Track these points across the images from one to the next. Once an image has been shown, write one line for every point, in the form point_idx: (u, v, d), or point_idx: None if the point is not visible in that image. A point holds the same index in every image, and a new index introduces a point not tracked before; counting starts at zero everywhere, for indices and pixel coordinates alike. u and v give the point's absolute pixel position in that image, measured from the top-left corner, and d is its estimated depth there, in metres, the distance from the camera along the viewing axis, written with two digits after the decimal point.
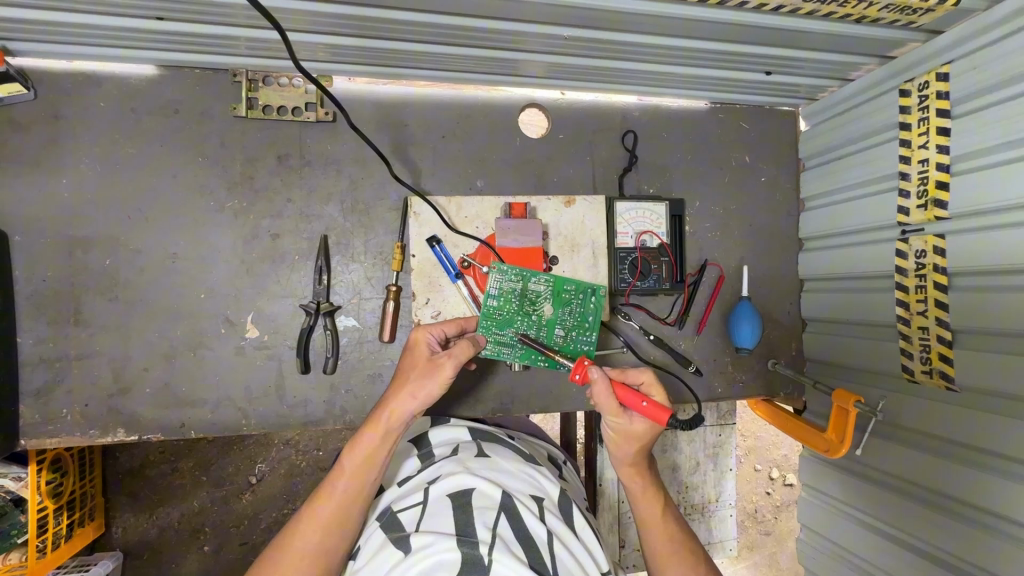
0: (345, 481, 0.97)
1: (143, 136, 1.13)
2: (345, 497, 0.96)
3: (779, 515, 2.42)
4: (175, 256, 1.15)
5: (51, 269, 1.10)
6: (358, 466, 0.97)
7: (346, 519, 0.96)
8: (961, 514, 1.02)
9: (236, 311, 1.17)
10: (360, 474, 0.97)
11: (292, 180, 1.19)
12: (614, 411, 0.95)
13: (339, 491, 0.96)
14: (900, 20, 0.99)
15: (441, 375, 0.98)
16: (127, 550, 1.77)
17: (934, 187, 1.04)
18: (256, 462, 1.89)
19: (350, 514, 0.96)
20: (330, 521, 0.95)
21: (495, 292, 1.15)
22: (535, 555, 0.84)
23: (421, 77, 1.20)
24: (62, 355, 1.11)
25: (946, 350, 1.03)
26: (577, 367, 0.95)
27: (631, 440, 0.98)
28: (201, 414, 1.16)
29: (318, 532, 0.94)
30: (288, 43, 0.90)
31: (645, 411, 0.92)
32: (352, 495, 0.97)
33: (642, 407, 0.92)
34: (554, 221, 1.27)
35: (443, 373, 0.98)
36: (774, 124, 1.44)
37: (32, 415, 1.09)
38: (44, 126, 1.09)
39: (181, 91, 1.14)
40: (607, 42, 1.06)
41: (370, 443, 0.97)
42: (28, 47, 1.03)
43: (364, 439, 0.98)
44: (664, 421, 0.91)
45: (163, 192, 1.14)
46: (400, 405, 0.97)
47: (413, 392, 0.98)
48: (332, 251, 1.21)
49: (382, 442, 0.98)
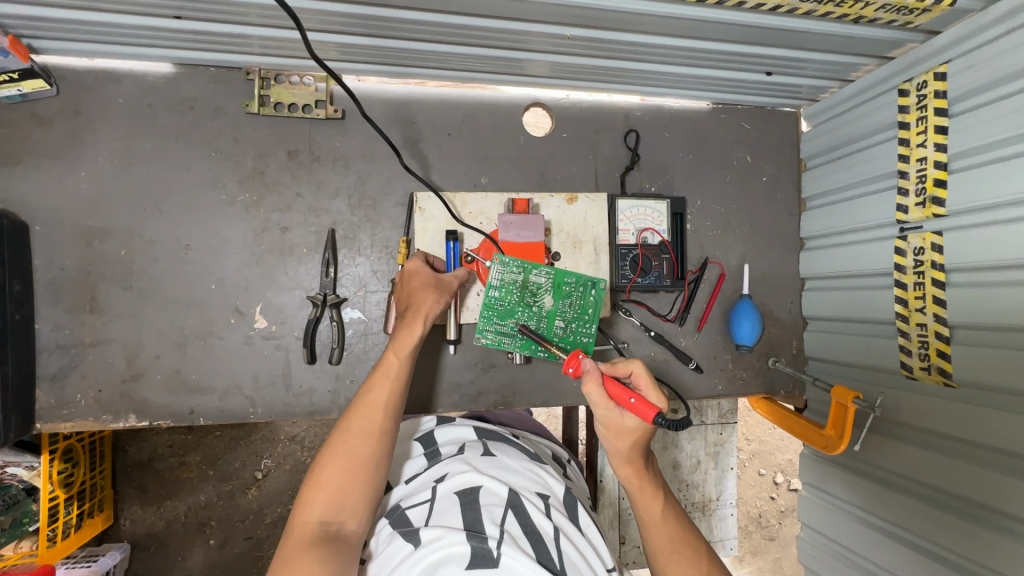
0: (390, 392, 1.04)
1: (159, 131, 1.17)
2: (392, 402, 1.03)
3: (783, 520, 2.40)
4: (188, 247, 1.18)
5: (70, 258, 1.14)
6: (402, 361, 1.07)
7: (395, 411, 1.03)
8: (959, 509, 1.02)
9: (246, 302, 1.21)
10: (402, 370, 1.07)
11: (302, 175, 1.22)
12: (604, 404, 0.97)
13: (386, 400, 1.02)
14: (898, 20, 1.01)
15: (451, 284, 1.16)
16: (134, 541, 1.80)
17: (932, 184, 1.05)
18: (262, 457, 1.91)
19: (397, 407, 1.04)
20: (383, 428, 1.00)
21: (496, 284, 1.20)
22: (543, 549, 0.87)
23: (427, 76, 1.24)
24: (78, 342, 1.15)
25: (944, 346, 1.04)
26: (570, 359, 0.99)
27: (622, 435, 0.99)
28: (209, 401, 1.19)
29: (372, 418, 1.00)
30: (301, 41, 0.94)
31: (633, 407, 0.92)
32: (397, 403, 1.04)
33: (630, 403, 0.92)
34: (557, 218, 1.30)
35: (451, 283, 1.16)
36: (776, 125, 1.46)
37: (48, 400, 1.13)
38: (65, 121, 1.14)
39: (197, 88, 1.18)
40: (608, 42, 1.09)
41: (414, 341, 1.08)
42: (52, 44, 1.07)
43: (403, 338, 1.08)
44: (649, 420, 0.89)
45: (178, 185, 1.18)
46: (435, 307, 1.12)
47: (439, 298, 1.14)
48: (339, 245, 1.24)
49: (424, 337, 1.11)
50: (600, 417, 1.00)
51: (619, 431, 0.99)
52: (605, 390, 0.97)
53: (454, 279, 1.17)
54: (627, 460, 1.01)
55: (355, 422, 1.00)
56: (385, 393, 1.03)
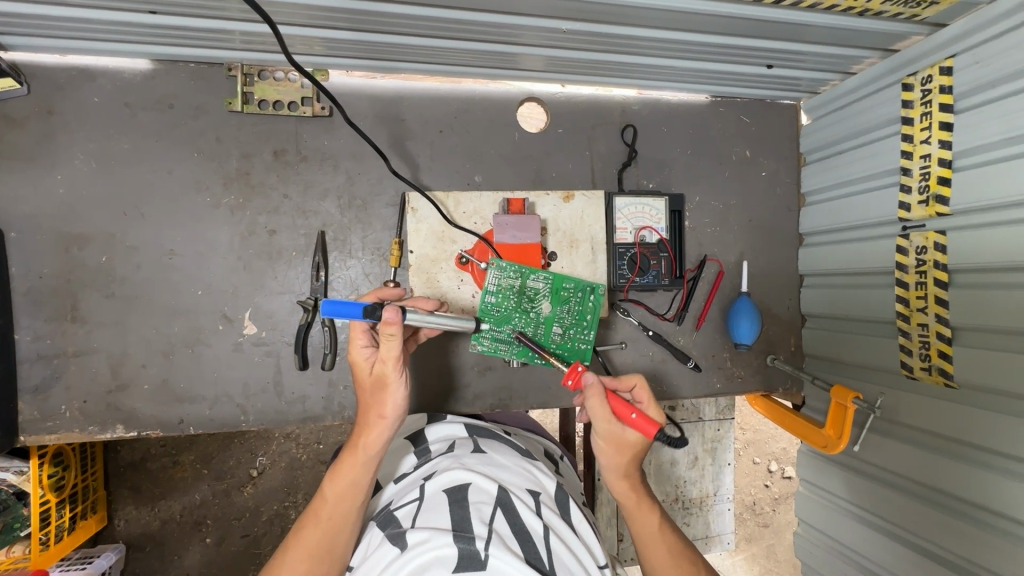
0: (324, 534, 0.95)
1: (138, 132, 1.12)
2: (323, 547, 0.94)
3: (777, 508, 2.42)
4: (172, 253, 1.15)
5: (49, 266, 1.10)
6: (345, 490, 0.97)
7: (335, 544, 0.95)
8: (960, 511, 1.01)
9: (235, 307, 1.17)
10: (346, 497, 0.97)
11: (289, 175, 1.18)
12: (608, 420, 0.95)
13: (314, 543, 0.94)
14: (904, 12, 0.98)
15: (386, 381, 0.97)
16: (128, 543, 1.78)
17: (936, 182, 1.03)
18: (256, 455, 1.89)
19: (339, 540, 0.96)
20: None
21: (493, 289, 1.17)
22: (532, 549, 0.84)
23: (415, 71, 1.19)
24: (61, 351, 1.11)
25: (946, 347, 1.03)
26: (572, 373, 0.98)
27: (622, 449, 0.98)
28: (199, 410, 1.16)
29: (306, 558, 0.93)
30: (279, 40, 0.88)
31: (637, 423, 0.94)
32: (334, 545, 0.95)
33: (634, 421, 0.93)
34: (553, 217, 1.27)
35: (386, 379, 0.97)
36: (774, 118, 1.43)
37: (32, 412, 1.10)
38: (39, 122, 1.09)
39: (176, 85, 1.14)
40: (607, 35, 1.05)
41: (359, 469, 0.98)
42: (21, 41, 1.02)
43: (344, 466, 0.98)
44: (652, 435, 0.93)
45: (159, 188, 1.14)
46: (379, 432, 0.98)
47: (381, 411, 0.98)
48: (330, 247, 1.21)
49: (367, 470, 0.98)
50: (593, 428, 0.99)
51: (617, 447, 0.97)
52: (607, 405, 0.95)
53: (381, 362, 0.97)
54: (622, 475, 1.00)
55: (287, 565, 0.93)
56: (319, 535, 0.95)
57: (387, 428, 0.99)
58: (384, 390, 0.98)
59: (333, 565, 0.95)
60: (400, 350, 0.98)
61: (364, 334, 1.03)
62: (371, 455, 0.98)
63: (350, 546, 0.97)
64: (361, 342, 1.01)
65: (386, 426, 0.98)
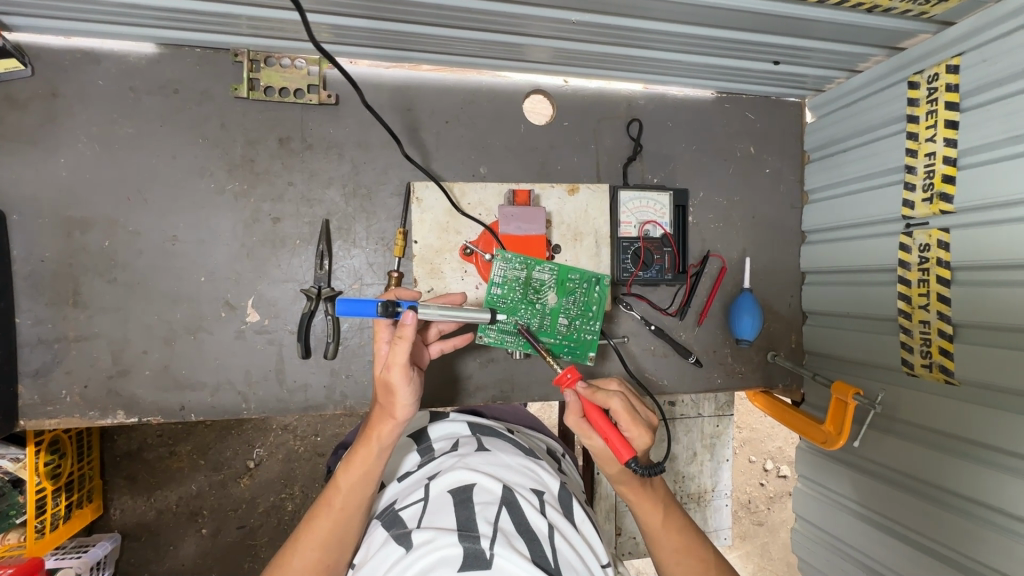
0: (334, 525, 0.96)
1: (143, 116, 1.12)
2: (334, 538, 0.95)
3: (772, 506, 2.43)
4: (175, 239, 1.14)
5: (50, 249, 1.09)
6: (355, 483, 0.98)
7: (345, 535, 0.96)
8: (957, 507, 1.02)
9: (237, 295, 1.17)
10: (356, 489, 0.98)
11: (294, 163, 1.18)
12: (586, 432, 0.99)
13: (325, 535, 0.94)
14: (913, 10, 0.99)
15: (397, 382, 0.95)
16: (125, 533, 1.77)
17: (940, 180, 1.03)
18: (254, 446, 1.88)
19: (349, 531, 0.97)
20: (322, 566, 0.93)
21: (499, 280, 1.17)
22: (537, 547, 0.84)
23: (423, 60, 1.19)
24: (62, 336, 1.10)
25: (947, 345, 1.04)
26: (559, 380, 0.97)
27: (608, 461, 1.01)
28: (200, 397, 1.16)
29: (317, 549, 0.94)
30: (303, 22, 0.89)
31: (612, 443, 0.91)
32: (343, 535, 0.96)
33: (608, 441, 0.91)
34: (557, 210, 1.27)
35: (397, 380, 0.95)
36: (779, 115, 1.43)
37: (30, 397, 1.09)
38: (42, 104, 1.08)
39: (182, 71, 1.13)
40: (617, 27, 1.04)
41: (370, 464, 0.98)
42: (27, 21, 1.01)
43: (357, 457, 0.98)
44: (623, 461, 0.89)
45: (163, 173, 1.13)
46: (391, 429, 0.98)
47: (393, 410, 0.98)
48: (333, 236, 1.20)
49: (378, 464, 0.99)
50: (572, 425, 1.00)
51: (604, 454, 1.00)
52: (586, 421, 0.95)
53: (393, 365, 0.95)
54: (620, 479, 1.02)
55: (297, 554, 0.94)
56: (329, 525, 0.95)
57: (399, 425, 0.99)
58: (397, 391, 0.96)
59: (343, 553, 0.96)
60: (407, 357, 0.95)
61: (387, 329, 1.02)
62: (384, 449, 0.99)
63: (358, 536, 0.99)
64: (383, 339, 1.01)
65: (397, 424, 0.98)
